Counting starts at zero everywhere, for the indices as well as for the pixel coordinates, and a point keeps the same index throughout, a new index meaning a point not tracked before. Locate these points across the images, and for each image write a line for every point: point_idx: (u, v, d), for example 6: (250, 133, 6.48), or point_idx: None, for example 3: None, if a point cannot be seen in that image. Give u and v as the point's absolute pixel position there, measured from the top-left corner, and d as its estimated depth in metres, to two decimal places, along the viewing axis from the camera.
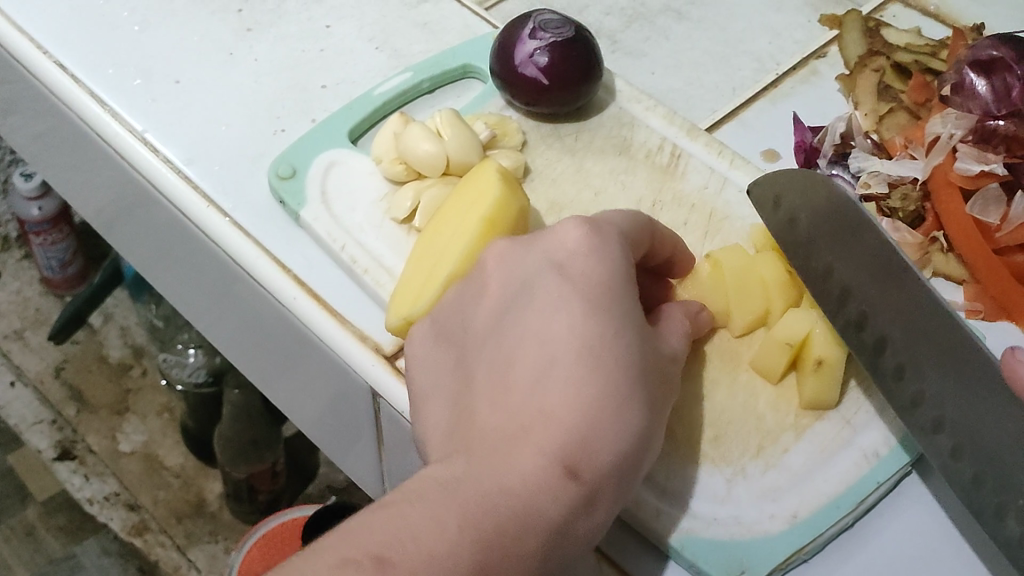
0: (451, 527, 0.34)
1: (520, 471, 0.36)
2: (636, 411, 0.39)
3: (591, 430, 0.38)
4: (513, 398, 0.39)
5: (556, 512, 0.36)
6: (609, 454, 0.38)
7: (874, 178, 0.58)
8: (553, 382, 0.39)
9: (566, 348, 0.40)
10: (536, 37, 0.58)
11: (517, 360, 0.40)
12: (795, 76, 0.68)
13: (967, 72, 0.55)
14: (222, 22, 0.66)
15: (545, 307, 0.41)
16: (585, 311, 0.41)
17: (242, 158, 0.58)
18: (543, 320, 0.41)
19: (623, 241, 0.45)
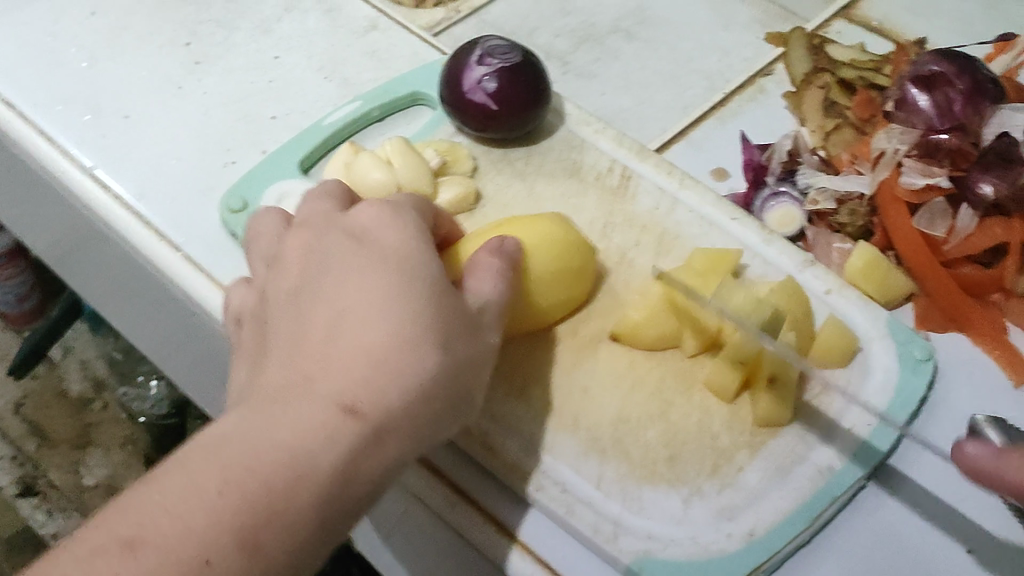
0: (220, 481, 0.35)
1: (301, 413, 0.37)
2: (423, 352, 0.39)
3: (387, 366, 0.38)
4: (313, 359, 0.39)
5: (334, 459, 0.36)
6: (392, 392, 0.38)
7: (822, 195, 0.58)
8: (350, 329, 0.39)
9: (346, 311, 0.40)
10: (483, 63, 0.58)
11: (335, 325, 0.40)
12: (743, 94, 0.68)
13: (909, 87, 0.56)
14: (169, 55, 0.66)
15: (361, 288, 0.41)
16: (385, 283, 0.41)
17: (192, 192, 0.58)
18: (355, 290, 0.41)
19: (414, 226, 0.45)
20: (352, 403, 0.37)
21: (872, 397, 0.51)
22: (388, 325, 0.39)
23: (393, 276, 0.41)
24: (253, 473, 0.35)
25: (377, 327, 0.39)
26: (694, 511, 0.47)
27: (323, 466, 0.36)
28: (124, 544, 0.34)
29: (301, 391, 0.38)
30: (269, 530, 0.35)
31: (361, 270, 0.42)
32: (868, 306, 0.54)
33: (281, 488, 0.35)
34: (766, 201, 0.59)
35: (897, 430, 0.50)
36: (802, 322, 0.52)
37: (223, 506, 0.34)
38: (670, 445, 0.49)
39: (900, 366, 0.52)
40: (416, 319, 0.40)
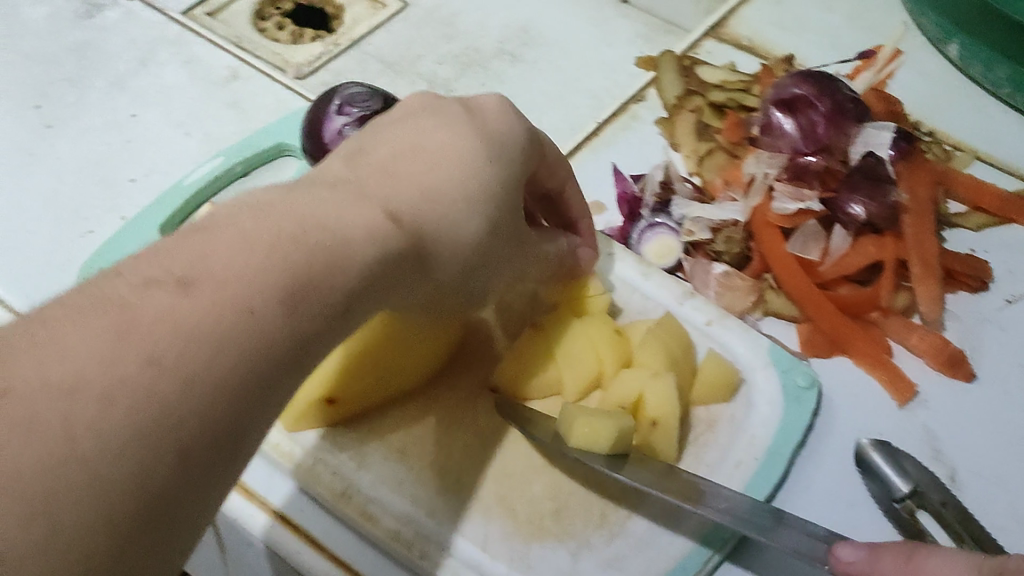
0: (256, 262, 0.29)
1: (361, 214, 0.33)
2: (489, 160, 0.38)
3: (435, 206, 0.36)
4: (407, 172, 0.36)
5: (369, 258, 0.32)
6: (410, 197, 0.35)
7: (696, 225, 0.57)
8: (413, 124, 0.39)
9: (431, 150, 0.37)
10: (344, 112, 0.56)
11: (398, 136, 0.38)
12: (616, 122, 0.66)
13: (774, 112, 0.56)
14: (19, 121, 0.63)
15: (435, 123, 0.39)
16: (452, 127, 0.38)
17: (49, 265, 0.55)
18: (443, 131, 0.38)
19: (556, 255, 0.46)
20: (428, 236, 0.36)
21: (758, 431, 0.50)
22: (455, 135, 0.38)
23: (448, 112, 0.40)
24: (255, 264, 0.29)
25: (444, 141, 0.38)
26: (584, 564, 0.46)
27: (359, 258, 0.32)
28: (117, 365, 0.25)
29: (359, 197, 0.34)
30: (287, 314, 0.29)
31: (432, 119, 0.39)
32: (749, 333, 0.54)
33: (299, 290, 0.30)
34: (642, 232, 0.59)
35: (784, 460, 0.49)
36: (684, 356, 0.52)
37: (264, 263, 0.29)
38: (556, 498, 0.48)
39: (784, 395, 0.51)
40: (491, 156, 0.39)
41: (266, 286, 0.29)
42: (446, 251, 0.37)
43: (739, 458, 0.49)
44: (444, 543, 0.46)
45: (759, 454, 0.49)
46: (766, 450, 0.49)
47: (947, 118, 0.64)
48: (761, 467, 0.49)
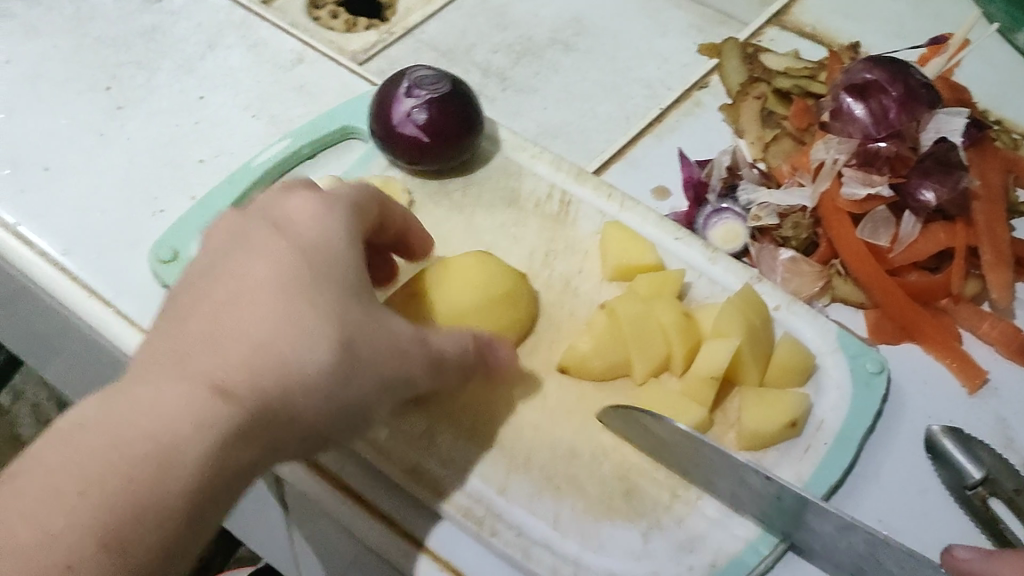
0: (81, 479, 0.31)
1: (146, 401, 0.32)
2: (303, 293, 0.36)
3: (277, 356, 0.34)
4: (235, 326, 0.35)
5: (200, 446, 0.32)
6: (212, 360, 0.34)
7: (764, 210, 0.58)
8: (259, 248, 0.37)
9: (243, 291, 0.36)
10: (412, 95, 0.57)
11: (216, 268, 0.37)
12: (680, 108, 0.66)
13: (844, 97, 0.56)
14: (90, 101, 0.64)
15: (257, 251, 0.37)
16: (268, 256, 0.37)
17: (122, 244, 0.56)
18: (249, 266, 0.37)
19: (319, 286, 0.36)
20: (284, 398, 0.34)
21: (827, 415, 0.50)
22: (273, 258, 0.37)
23: (272, 239, 0.38)
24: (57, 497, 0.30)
25: (259, 279, 0.36)
26: (655, 544, 0.46)
27: (184, 458, 0.32)
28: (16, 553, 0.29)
29: (170, 372, 0.33)
30: (115, 554, 0.30)
31: (246, 252, 0.37)
32: (817, 319, 0.54)
33: (156, 490, 0.31)
34: (708, 219, 0.59)
35: (854, 445, 0.49)
36: (762, 332, 0.51)
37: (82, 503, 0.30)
38: (625, 479, 0.48)
39: (853, 380, 0.51)
40: (288, 294, 0.36)
41: (88, 494, 0.30)
42: (312, 401, 0.35)
43: (809, 442, 0.49)
44: (516, 522, 0.46)
45: (828, 439, 0.49)
46: (835, 434, 0.49)
47: (1015, 107, 0.64)
48: (831, 452, 0.49)
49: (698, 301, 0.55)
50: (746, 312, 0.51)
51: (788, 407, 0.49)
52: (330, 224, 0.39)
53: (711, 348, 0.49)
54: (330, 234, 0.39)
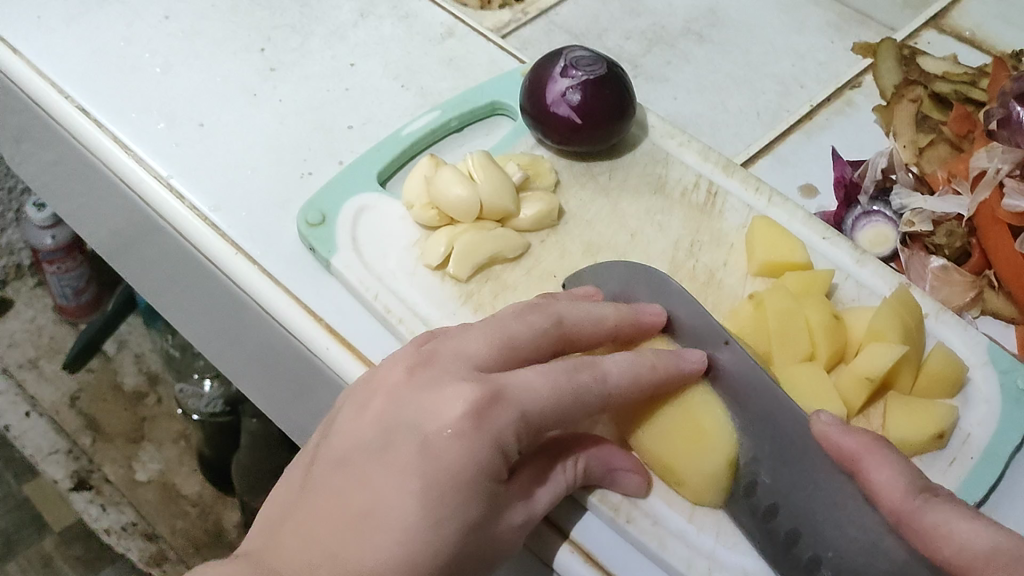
0: None
1: None
2: (421, 532, 0.37)
3: None
4: (323, 547, 0.37)
5: None
6: None
7: (918, 216, 0.57)
8: (390, 458, 0.39)
9: (374, 513, 0.38)
10: (568, 75, 0.56)
11: (361, 478, 0.39)
12: (829, 107, 0.68)
13: (1015, 105, 0.55)
14: (244, 61, 0.65)
15: (394, 469, 0.38)
16: (399, 472, 0.38)
17: (270, 205, 0.57)
18: (382, 486, 0.38)
19: (435, 520, 0.37)
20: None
21: (974, 429, 0.49)
22: (403, 485, 0.38)
23: (403, 454, 0.39)
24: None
25: (392, 503, 0.37)
26: None
27: None
28: None
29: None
30: None
31: (383, 465, 0.39)
32: (967, 331, 0.53)
33: None
34: (857, 220, 0.58)
35: (1000, 465, 0.48)
36: (915, 333, 0.50)
37: None
38: None
39: (1003, 396, 0.50)
40: (411, 530, 0.37)
41: None
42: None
43: (954, 456, 0.48)
44: (651, 510, 0.46)
45: (975, 454, 0.48)
46: (982, 450, 0.48)
47: None
48: (977, 467, 0.48)
49: (845, 303, 0.53)
50: (903, 312, 0.51)
51: (936, 417, 0.48)
52: (493, 425, 0.39)
53: (870, 351, 0.49)
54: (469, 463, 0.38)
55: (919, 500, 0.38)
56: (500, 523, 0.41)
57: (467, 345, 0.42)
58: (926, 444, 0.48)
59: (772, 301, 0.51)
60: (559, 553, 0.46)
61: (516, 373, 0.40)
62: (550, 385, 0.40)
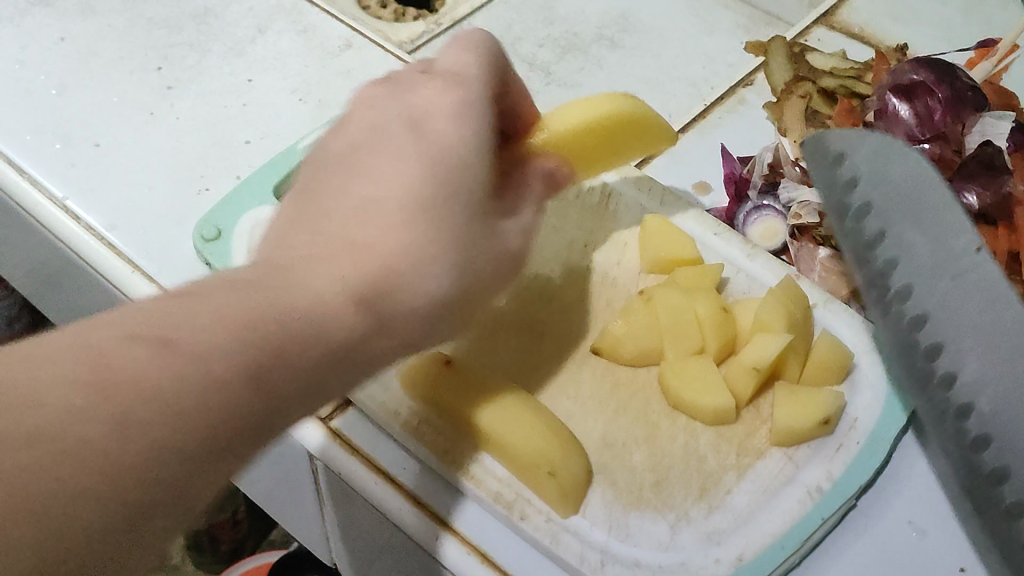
0: (184, 360, 0.30)
1: (280, 293, 0.33)
2: (419, 225, 0.37)
3: (397, 281, 0.36)
4: (307, 243, 0.36)
5: (331, 343, 0.34)
6: (354, 266, 0.35)
7: (804, 209, 0.57)
8: (375, 161, 0.39)
9: (362, 203, 0.37)
10: None
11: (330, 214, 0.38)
12: (723, 106, 0.69)
13: (890, 98, 0.56)
14: (140, 81, 0.65)
15: (381, 167, 0.39)
16: (399, 156, 0.39)
17: (166, 221, 0.57)
18: (383, 167, 0.39)
19: (419, 199, 0.37)
20: (410, 303, 0.37)
21: (860, 415, 0.50)
22: (406, 163, 0.38)
23: (404, 144, 0.40)
24: (207, 359, 0.31)
25: (386, 184, 0.38)
26: (682, 536, 0.46)
27: (310, 355, 0.34)
28: (156, 341, 0.30)
29: (320, 266, 0.35)
30: (182, 458, 0.29)
31: (375, 159, 0.39)
32: (855, 319, 0.54)
33: (258, 349, 0.32)
34: (749, 215, 0.60)
35: (885, 447, 0.49)
36: (804, 324, 0.51)
37: (210, 377, 0.30)
38: (657, 470, 0.48)
39: (888, 381, 0.51)
40: (418, 217, 0.37)
41: (218, 380, 0.31)
42: (420, 306, 0.37)
43: (841, 441, 0.49)
44: (545, 509, 0.47)
45: (861, 438, 0.49)
46: (868, 433, 0.49)
47: None
48: (863, 451, 0.49)
49: (735, 296, 0.55)
50: (791, 302, 0.52)
51: (822, 403, 0.49)
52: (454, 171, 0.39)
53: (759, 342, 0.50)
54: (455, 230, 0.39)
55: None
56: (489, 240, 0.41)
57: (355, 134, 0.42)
58: (812, 433, 0.49)
59: (665, 300, 0.52)
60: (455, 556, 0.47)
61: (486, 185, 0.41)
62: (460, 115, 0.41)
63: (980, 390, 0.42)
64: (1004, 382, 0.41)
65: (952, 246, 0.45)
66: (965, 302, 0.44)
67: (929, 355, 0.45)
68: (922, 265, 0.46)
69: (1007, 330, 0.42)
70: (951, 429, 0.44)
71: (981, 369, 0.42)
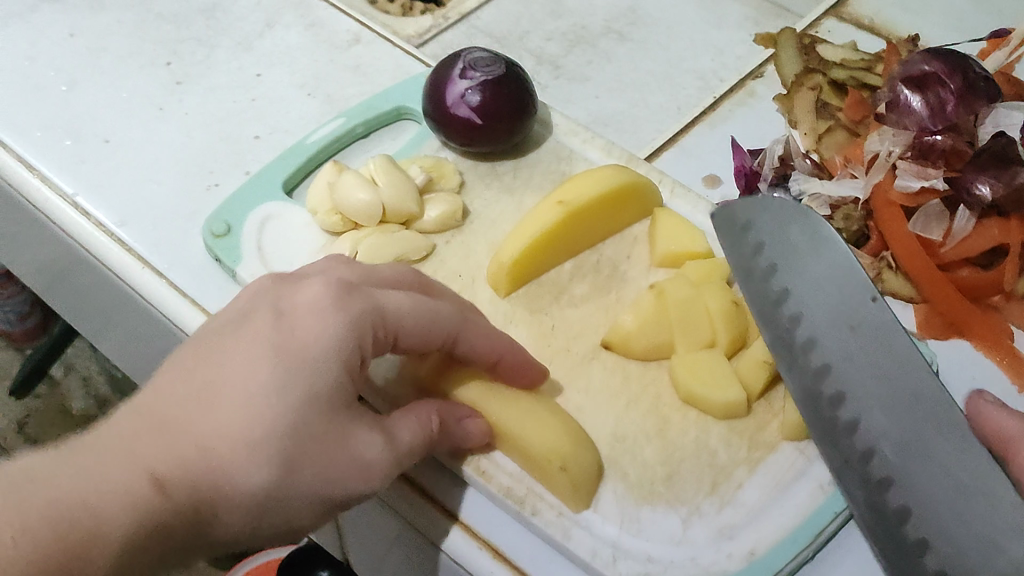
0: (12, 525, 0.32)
1: (37, 505, 0.33)
2: (266, 403, 0.36)
3: (216, 463, 0.35)
4: (152, 447, 0.35)
5: (120, 538, 0.34)
6: (159, 454, 0.35)
7: (815, 202, 0.58)
8: (245, 333, 0.39)
9: (212, 391, 0.37)
10: (466, 76, 0.57)
11: (207, 394, 0.37)
12: (733, 98, 0.69)
13: (902, 89, 0.55)
14: (150, 76, 0.65)
15: (243, 355, 0.38)
16: (251, 365, 0.37)
17: (176, 217, 0.57)
18: (231, 376, 0.37)
19: (281, 352, 0.38)
20: (236, 477, 0.36)
21: None
22: (258, 377, 0.37)
23: (254, 346, 0.38)
24: (24, 531, 0.32)
25: (249, 381, 0.37)
26: (694, 530, 0.46)
27: (106, 547, 0.33)
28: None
29: (117, 452, 0.35)
30: None
31: (234, 358, 0.38)
32: None
33: (75, 552, 0.33)
34: None
35: None
36: None
37: (26, 548, 0.32)
38: (669, 464, 0.48)
39: None
40: (195, 487, 0.35)
41: (28, 564, 0.32)
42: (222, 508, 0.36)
43: None
44: (557, 504, 0.47)
45: None
46: None
47: None
48: None
49: None
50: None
51: None
52: (325, 352, 0.38)
53: None
54: (346, 319, 0.39)
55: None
56: (362, 434, 0.39)
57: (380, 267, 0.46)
58: None
59: (676, 293, 0.51)
60: (469, 551, 0.47)
61: (389, 293, 0.42)
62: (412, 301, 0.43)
63: (880, 438, 0.42)
64: (902, 429, 0.41)
65: (850, 295, 0.44)
66: (862, 358, 0.44)
67: (837, 411, 0.44)
68: (831, 325, 0.45)
69: (897, 384, 0.42)
70: (859, 474, 0.43)
71: (885, 422, 0.42)
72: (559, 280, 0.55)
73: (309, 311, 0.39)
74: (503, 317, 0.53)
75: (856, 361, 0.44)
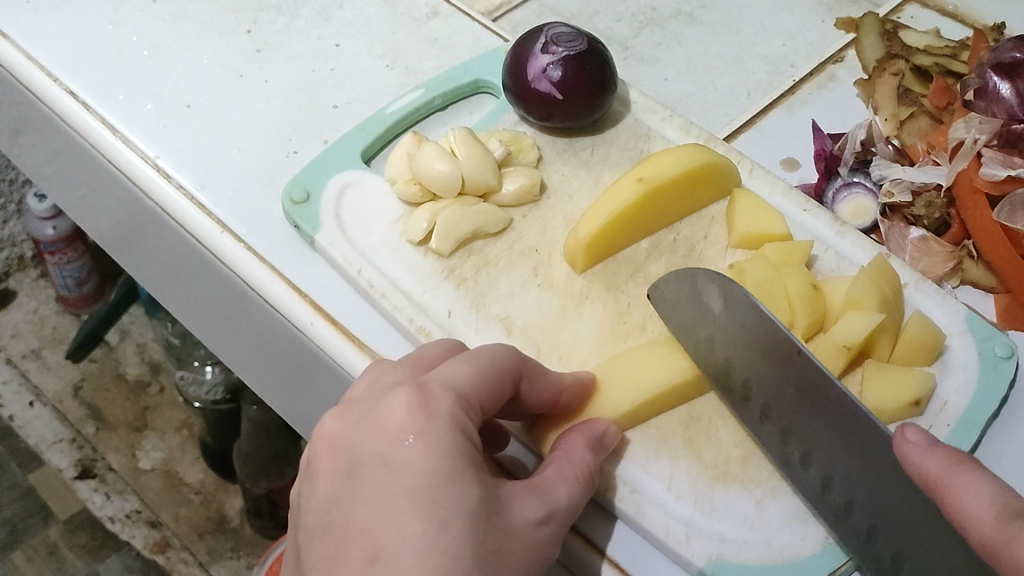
0: None
1: None
2: (414, 527, 0.35)
3: None
4: None
5: None
6: None
7: (896, 187, 0.58)
8: (368, 495, 0.37)
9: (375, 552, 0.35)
10: (548, 51, 0.57)
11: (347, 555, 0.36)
12: (813, 82, 0.68)
13: (990, 76, 0.56)
14: (230, 43, 0.65)
15: (377, 504, 0.36)
16: (392, 511, 0.36)
17: (256, 183, 0.57)
18: (377, 523, 0.36)
19: (414, 485, 0.36)
20: None
21: (951, 397, 0.50)
22: (405, 516, 0.35)
23: (385, 487, 0.37)
24: None
25: (384, 528, 0.36)
26: (768, 512, 0.46)
27: None
28: None
29: None
30: None
31: (370, 511, 0.36)
32: (946, 300, 0.53)
33: None
34: (839, 191, 0.59)
35: (976, 431, 0.48)
36: (893, 304, 0.51)
37: None
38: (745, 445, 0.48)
39: (980, 363, 0.51)
40: None
41: None
42: None
43: (930, 424, 0.49)
44: (631, 481, 0.47)
45: (952, 421, 0.49)
46: (959, 417, 0.49)
47: None
48: (953, 434, 0.48)
49: (824, 274, 0.54)
50: (879, 282, 0.51)
51: (912, 384, 0.49)
52: (447, 465, 0.37)
53: (848, 321, 0.49)
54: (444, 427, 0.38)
55: (1011, 527, 0.33)
56: (520, 504, 0.39)
57: (426, 350, 0.44)
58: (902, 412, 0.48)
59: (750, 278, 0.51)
60: None
61: (444, 368, 0.41)
62: (470, 362, 0.41)
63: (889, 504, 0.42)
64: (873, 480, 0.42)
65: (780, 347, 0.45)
66: (813, 417, 0.44)
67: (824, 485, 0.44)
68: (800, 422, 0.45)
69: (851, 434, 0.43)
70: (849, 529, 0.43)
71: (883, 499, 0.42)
72: (636, 257, 0.55)
73: (380, 431, 0.38)
74: (579, 291, 0.53)
75: (806, 414, 0.44)
